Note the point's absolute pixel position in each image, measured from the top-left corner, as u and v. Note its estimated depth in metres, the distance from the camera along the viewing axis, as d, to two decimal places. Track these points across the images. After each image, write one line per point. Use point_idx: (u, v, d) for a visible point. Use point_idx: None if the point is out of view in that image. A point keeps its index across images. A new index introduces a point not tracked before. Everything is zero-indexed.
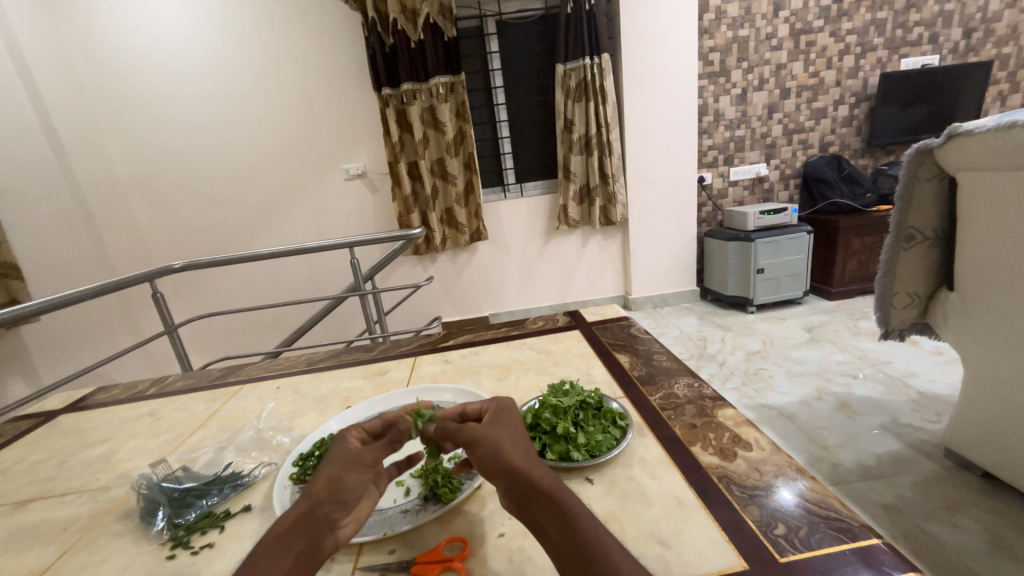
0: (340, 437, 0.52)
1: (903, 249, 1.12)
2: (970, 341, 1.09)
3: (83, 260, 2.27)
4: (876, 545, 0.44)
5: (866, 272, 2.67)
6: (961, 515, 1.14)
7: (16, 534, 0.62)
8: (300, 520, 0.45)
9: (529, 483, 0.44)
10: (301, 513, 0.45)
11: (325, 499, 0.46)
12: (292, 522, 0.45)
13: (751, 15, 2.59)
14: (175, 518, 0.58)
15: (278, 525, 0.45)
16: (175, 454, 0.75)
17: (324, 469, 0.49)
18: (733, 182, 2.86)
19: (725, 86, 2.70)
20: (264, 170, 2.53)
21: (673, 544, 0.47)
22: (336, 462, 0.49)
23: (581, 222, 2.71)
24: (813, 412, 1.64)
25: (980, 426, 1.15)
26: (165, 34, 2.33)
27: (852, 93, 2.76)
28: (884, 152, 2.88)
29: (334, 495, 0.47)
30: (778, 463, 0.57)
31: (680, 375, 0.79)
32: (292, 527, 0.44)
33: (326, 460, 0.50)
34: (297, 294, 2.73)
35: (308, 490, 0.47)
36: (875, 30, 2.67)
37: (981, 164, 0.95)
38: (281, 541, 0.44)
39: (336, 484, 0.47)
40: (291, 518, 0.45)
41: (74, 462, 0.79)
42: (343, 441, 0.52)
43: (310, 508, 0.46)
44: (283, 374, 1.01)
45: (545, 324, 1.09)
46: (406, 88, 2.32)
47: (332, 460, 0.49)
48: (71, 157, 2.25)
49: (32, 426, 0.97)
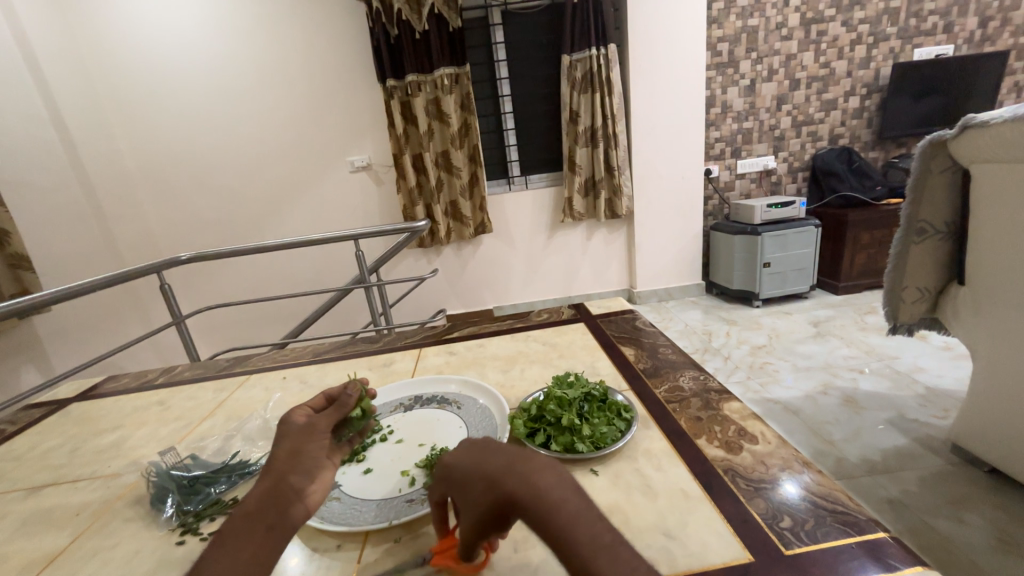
0: (285, 419, 0.56)
1: (914, 243, 1.10)
2: (980, 336, 1.08)
3: (92, 251, 2.29)
4: (884, 539, 0.44)
5: (875, 266, 2.64)
6: (967, 511, 1.13)
7: (30, 519, 0.63)
8: (265, 494, 0.48)
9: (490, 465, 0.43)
10: (264, 488, 0.48)
11: (284, 471, 0.50)
12: (258, 499, 0.48)
13: (761, 3, 2.55)
14: (185, 504, 0.59)
15: (245, 502, 0.48)
16: (184, 443, 0.76)
17: (277, 448, 0.52)
18: (740, 175, 2.84)
19: (733, 77, 2.66)
20: (268, 162, 2.53)
21: (679, 535, 0.47)
22: (289, 438, 0.53)
23: (587, 215, 2.69)
24: (818, 406, 1.64)
25: (989, 422, 1.14)
26: (169, 24, 2.32)
27: (863, 84, 2.72)
28: (895, 145, 2.84)
29: (293, 467, 0.50)
30: (785, 456, 0.56)
31: (686, 368, 0.78)
32: (259, 503, 0.47)
33: (276, 440, 0.53)
34: (302, 286, 2.74)
35: (267, 469, 0.50)
36: (888, 19, 2.62)
37: (996, 156, 0.93)
38: (249, 515, 0.46)
39: (293, 456, 0.51)
40: (255, 496, 0.48)
41: (86, 450, 0.80)
42: (291, 418, 0.55)
43: (271, 483, 0.49)
44: (289, 364, 1.02)
45: (550, 317, 1.09)
46: (410, 79, 2.31)
47: (284, 439, 0.53)
48: (79, 149, 2.26)
49: (45, 413, 0.99)
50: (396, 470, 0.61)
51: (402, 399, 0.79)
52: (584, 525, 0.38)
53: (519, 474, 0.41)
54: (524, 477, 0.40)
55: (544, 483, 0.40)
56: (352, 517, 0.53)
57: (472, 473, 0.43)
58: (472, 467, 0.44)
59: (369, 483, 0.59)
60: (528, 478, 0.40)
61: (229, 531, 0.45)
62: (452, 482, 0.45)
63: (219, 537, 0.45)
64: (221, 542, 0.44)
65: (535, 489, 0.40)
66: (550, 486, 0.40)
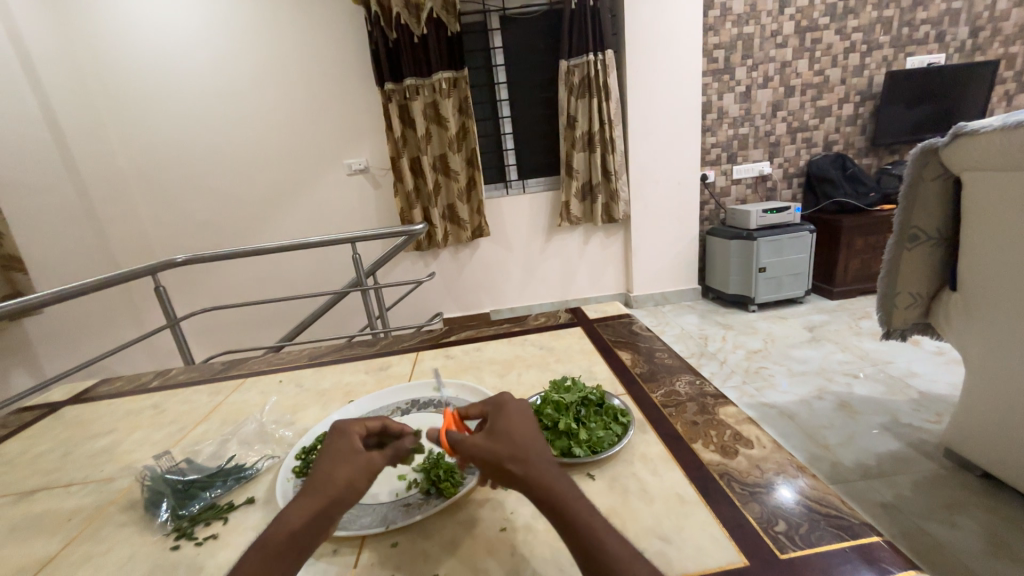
0: (348, 434, 0.51)
1: (907, 249, 1.11)
2: (972, 341, 1.09)
3: (85, 252, 2.27)
4: (876, 543, 0.44)
5: (869, 272, 2.67)
6: (960, 515, 1.14)
7: (22, 523, 0.63)
8: (314, 516, 0.45)
9: (569, 498, 0.43)
10: (314, 510, 0.45)
11: (339, 501, 0.46)
12: (306, 518, 0.45)
13: (756, 12, 2.58)
14: (180, 509, 0.59)
15: (291, 518, 0.45)
16: (178, 446, 0.76)
17: (333, 468, 0.48)
18: (735, 181, 2.86)
19: (729, 84, 2.69)
20: (263, 164, 2.52)
21: (675, 539, 0.47)
22: (349, 465, 0.48)
23: (583, 219, 2.71)
24: (813, 410, 1.65)
25: (980, 425, 1.15)
26: (168, 29, 2.32)
27: (857, 92, 2.75)
28: (888, 152, 2.87)
29: (346, 496, 0.46)
30: (779, 460, 0.57)
31: (681, 373, 0.79)
32: (305, 523, 0.45)
33: (336, 458, 0.49)
34: (298, 289, 2.73)
35: (320, 485, 0.47)
36: (881, 28, 2.65)
37: (985, 164, 0.95)
38: (295, 537, 0.44)
39: (348, 486, 0.46)
40: (302, 514, 0.45)
41: (78, 453, 0.79)
42: (350, 437, 0.51)
43: (321, 507, 0.45)
44: (285, 368, 1.01)
45: (547, 321, 1.09)
46: (408, 83, 2.31)
47: (342, 461, 0.48)
48: (74, 150, 2.26)
49: (35, 417, 0.98)
50: (394, 476, 0.61)
51: (398, 404, 0.78)
52: (634, 564, 0.39)
53: (548, 462, 0.46)
54: (549, 466, 0.45)
55: (562, 479, 0.44)
56: (348, 524, 0.53)
57: (534, 450, 0.46)
58: (519, 423, 0.48)
59: None
60: (552, 469, 0.45)
61: (276, 550, 0.43)
62: (490, 420, 0.49)
63: (261, 552, 0.43)
64: (262, 561, 0.42)
65: (555, 479, 0.44)
66: (565, 483, 0.44)
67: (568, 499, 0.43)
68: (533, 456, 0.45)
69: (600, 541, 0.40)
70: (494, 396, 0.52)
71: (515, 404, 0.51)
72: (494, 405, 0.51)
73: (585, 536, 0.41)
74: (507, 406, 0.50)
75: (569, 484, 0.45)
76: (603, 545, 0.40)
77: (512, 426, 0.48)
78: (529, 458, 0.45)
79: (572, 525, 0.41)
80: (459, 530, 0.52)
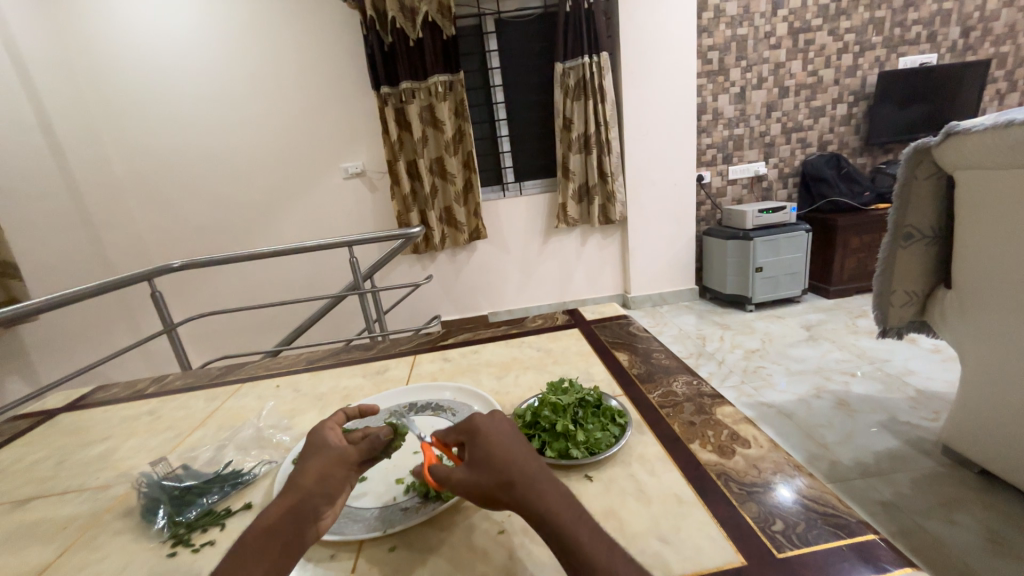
0: (321, 433, 0.54)
1: (901, 247, 1.12)
2: (967, 338, 1.10)
3: (79, 259, 2.26)
4: (873, 541, 0.44)
5: (865, 271, 2.68)
6: (957, 512, 1.15)
7: (17, 532, 0.62)
8: (289, 511, 0.45)
9: (555, 514, 0.42)
10: (286, 505, 0.46)
11: (312, 491, 0.47)
12: (281, 512, 0.45)
13: (750, 13, 2.59)
14: (176, 516, 0.59)
15: (268, 514, 0.46)
16: (175, 453, 0.75)
17: (308, 465, 0.49)
18: (731, 181, 2.88)
19: (723, 85, 2.70)
20: (260, 169, 2.52)
21: (673, 540, 0.47)
22: (321, 458, 0.50)
23: (581, 221, 2.71)
24: (811, 409, 1.65)
25: (977, 422, 1.16)
26: (163, 34, 2.32)
27: (850, 92, 2.77)
28: (882, 151, 2.89)
29: (320, 487, 0.47)
30: (776, 459, 0.57)
31: (679, 373, 0.79)
32: (280, 517, 0.45)
33: (310, 457, 0.51)
34: (295, 293, 2.73)
35: (294, 484, 0.48)
36: (873, 29, 2.67)
37: (977, 163, 0.95)
38: (271, 530, 0.44)
39: (322, 478, 0.48)
40: (277, 510, 0.46)
41: (73, 461, 0.79)
42: (322, 435, 0.54)
43: (295, 500, 0.46)
44: (282, 373, 1.01)
45: (545, 323, 1.09)
46: (404, 86, 2.32)
47: (313, 457, 0.50)
48: (68, 155, 2.25)
49: (30, 425, 0.97)
50: (391, 480, 0.61)
51: (395, 407, 0.78)
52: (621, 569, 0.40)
53: (531, 474, 0.45)
54: (530, 479, 0.44)
55: (545, 489, 0.44)
56: (345, 528, 0.53)
57: (513, 467, 0.45)
58: (497, 443, 0.47)
59: (364, 492, 0.59)
60: (537, 480, 0.44)
61: (248, 545, 0.43)
62: (469, 446, 0.48)
63: (235, 552, 0.43)
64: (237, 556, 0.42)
65: (540, 492, 0.43)
66: (552, 494, 0.44)
67: (555, 515, 0.42)
68: (512, 474, 0.44)
69: (587, 555, 0.40)
70: (467, 419, 0.51)
71: (492, 423, 0.50)
72: (472, 427, 0.50)
73: (569, 549, 0.41)
74: (483, 428, 0.49)
75: (559, 494, 0.44)
76: (587, 558, 0.40)
77: (488, 446, 0.47)
78: (509, 478, 0.44)
79: (561, 541, 0.41)
80: (457, 533, 0.51)
